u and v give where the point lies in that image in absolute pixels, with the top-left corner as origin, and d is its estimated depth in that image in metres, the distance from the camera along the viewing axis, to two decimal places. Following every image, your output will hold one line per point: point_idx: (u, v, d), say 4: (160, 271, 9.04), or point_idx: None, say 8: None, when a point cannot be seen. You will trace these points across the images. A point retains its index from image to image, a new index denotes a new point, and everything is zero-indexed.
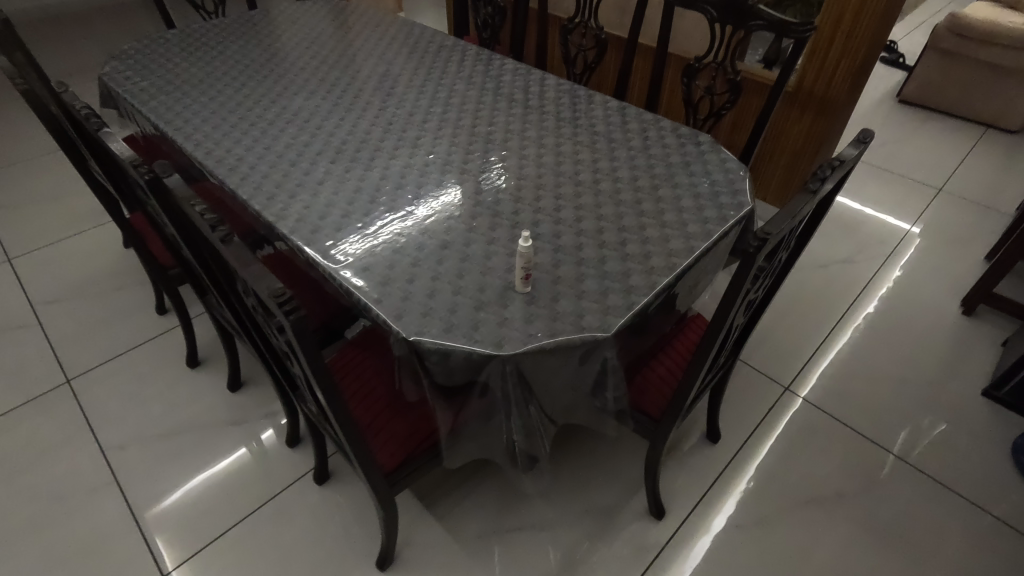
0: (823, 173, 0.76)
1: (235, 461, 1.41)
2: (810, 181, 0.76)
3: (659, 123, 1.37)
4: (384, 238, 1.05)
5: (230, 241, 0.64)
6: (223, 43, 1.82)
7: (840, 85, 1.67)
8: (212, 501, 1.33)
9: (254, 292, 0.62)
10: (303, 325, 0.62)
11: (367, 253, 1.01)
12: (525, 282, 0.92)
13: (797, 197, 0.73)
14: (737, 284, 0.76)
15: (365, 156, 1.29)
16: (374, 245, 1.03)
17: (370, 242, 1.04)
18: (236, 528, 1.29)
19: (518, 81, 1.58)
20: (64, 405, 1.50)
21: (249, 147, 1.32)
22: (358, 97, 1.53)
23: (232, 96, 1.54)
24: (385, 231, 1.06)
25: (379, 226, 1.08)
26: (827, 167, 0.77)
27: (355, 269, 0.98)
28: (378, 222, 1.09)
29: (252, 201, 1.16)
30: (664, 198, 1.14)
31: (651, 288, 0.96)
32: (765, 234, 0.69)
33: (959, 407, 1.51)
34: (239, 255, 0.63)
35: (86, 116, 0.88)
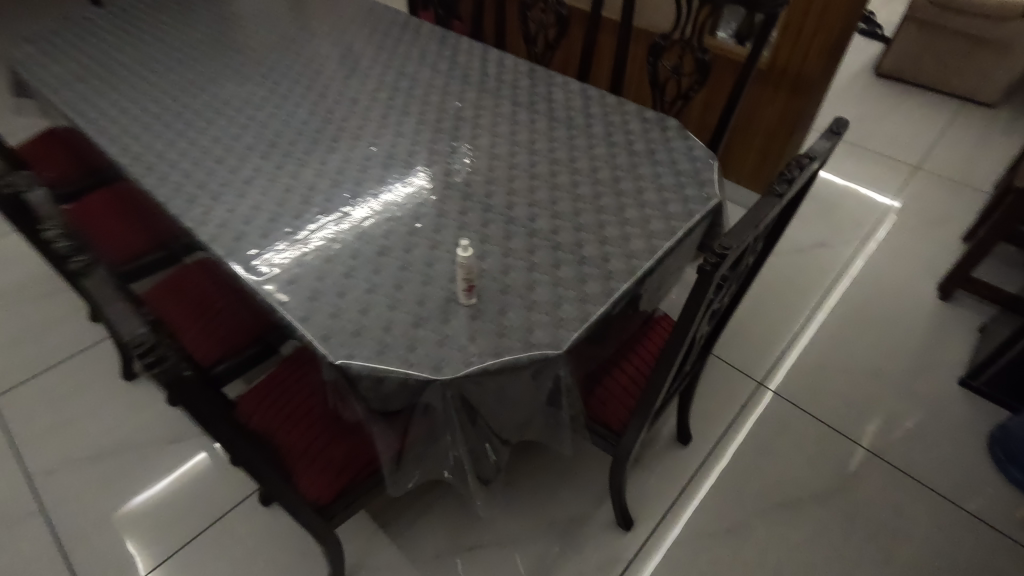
0: (791, 172, 0.67)
1: (198, 466, 1.33)
2: (775, 182, 0.67)
3: (622, 107, 1.27)
4: (315, 246, 0.94)
5: (99, 281, 0.61)
6: (152, 23, 1.66)
7: (816, 61, 1.58)
8: (159, 519, 1.25)
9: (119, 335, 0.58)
10: (174, 376, 0.58)
11: (295, 264, 0.91)
12: (468, 294, 0.83)
13: (761, 202, 0.65)
14: (695, 299, 0.68)
15: (302, 149, 1.17)
16: (303, 255, 0.93)
17: (300, 250, 0.94)
18: (195, 541, 1.22)
19: (473, 61, 1.47)
20: None
21: (173, 142, 1.19)
22: (299, 81, 1.40)
23: (157, 83, 1.39)
24: (318, 237, 0.96)
25: (311, 231, 0.97)
26: (794, 165, 0.68)
27: (281, 282, 0.88)
28: (310, 226, 0.98)
29: (171, 205, 1.05)
30: (625, 192, 1.06)
31: (608, 296, 0.87)
32: (724, 248, 0.60)
33: (936, 398, 1.46)
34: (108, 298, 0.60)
35: None
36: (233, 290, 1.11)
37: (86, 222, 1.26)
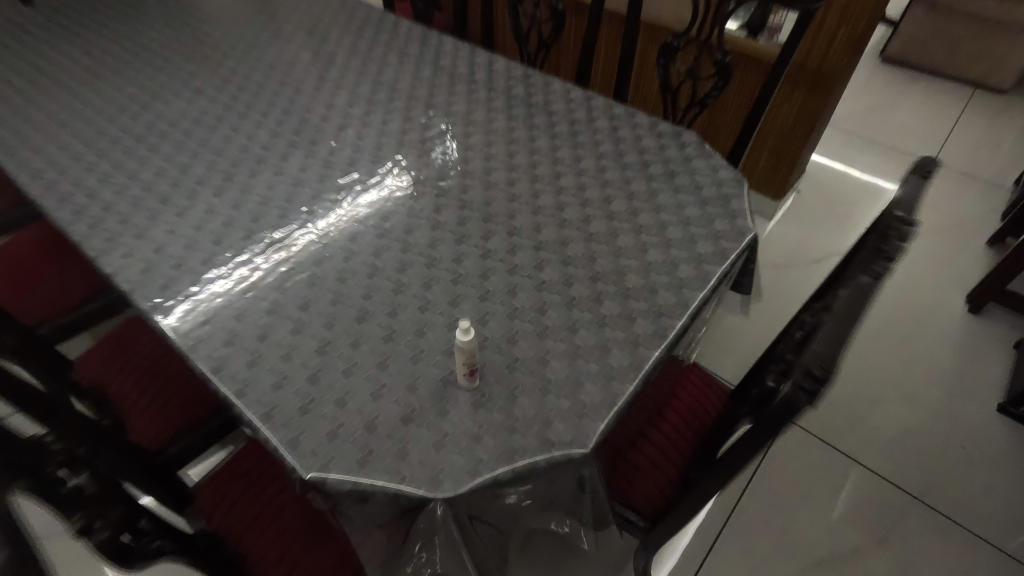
0: (894, 247, 0.52)
1: None
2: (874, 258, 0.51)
3: (633, 118, 1.11)
4: (269, 296, 0.80)
5: None
6: (85, 23, 1.43)
7: (840, 55, 1.42)
8: None
9: None
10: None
11: (239, 319, 0.77)
12: (470, 378, 0.68)
13: (863, 289, 0.49)
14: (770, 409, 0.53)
15: (261, 180, 0.99)
16: (228, 287, 0.81)
17: (231, 280, 0.82)
18: None
19: (459, 63, 1.28)
20: None
21: (106, 174, 0.99)
22: (256, 91, 1.20)
23: (87, 97, 1.18)
24: (253, 263, 0.84)
25: (251, 257, 0.85)
26: (895, 235, 0.53)
27: (216, 341, 0.75)
28: (253, 252, 0.86)
29: (103, 259, 0.86)
30: (645, 229, 0.90)
31: (638, 369, 0.72)
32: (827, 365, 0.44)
33: (975, 428, 1.35)
34: None
35: None
36: (177, 356, 0.96)
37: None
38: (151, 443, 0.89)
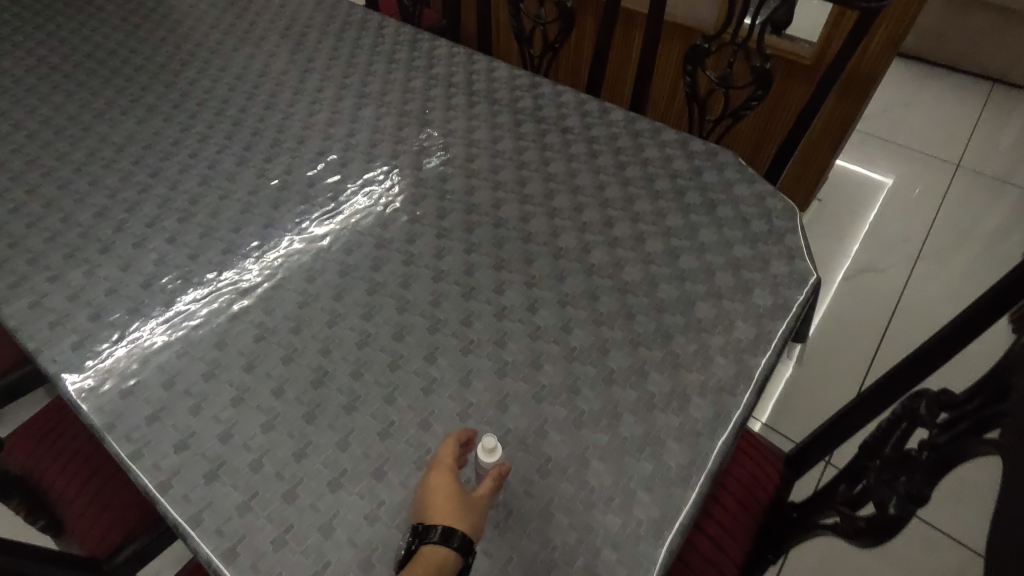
0: None
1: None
2: None
3: (661, 135, 0.95)
4: (235, 377, 0.65)
5: None
6: (21, 23, 1.24)
7: (877, 58, 1.28)
8: None
9: None
10: None
11: (197, 413, 0.62)
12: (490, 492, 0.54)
13: None
14: None
15: (225, 219, 0.82)
16: (169, 356, 0.66)
17: (173, 346, 0.67)
18: None
19: (456, 67, 1.10)
20: None
21: (36, 218, 0.82)
22: (219, 105, 1.02)
23: (19, 117, 1.00)
24: (202, 323, 0.69)
25: (199, 315, 0.70)
26: None
27: (169, 447, 0.59)
28: (204, 310, 0.70)
29: (27, 332, 0.69)
30: (689, 274, 0.75)
31: (699, 470, 0.58)
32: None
33: None
34: None
35: None
36: (104, 453, 0.80)
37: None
38: (95, 549, 0.73)
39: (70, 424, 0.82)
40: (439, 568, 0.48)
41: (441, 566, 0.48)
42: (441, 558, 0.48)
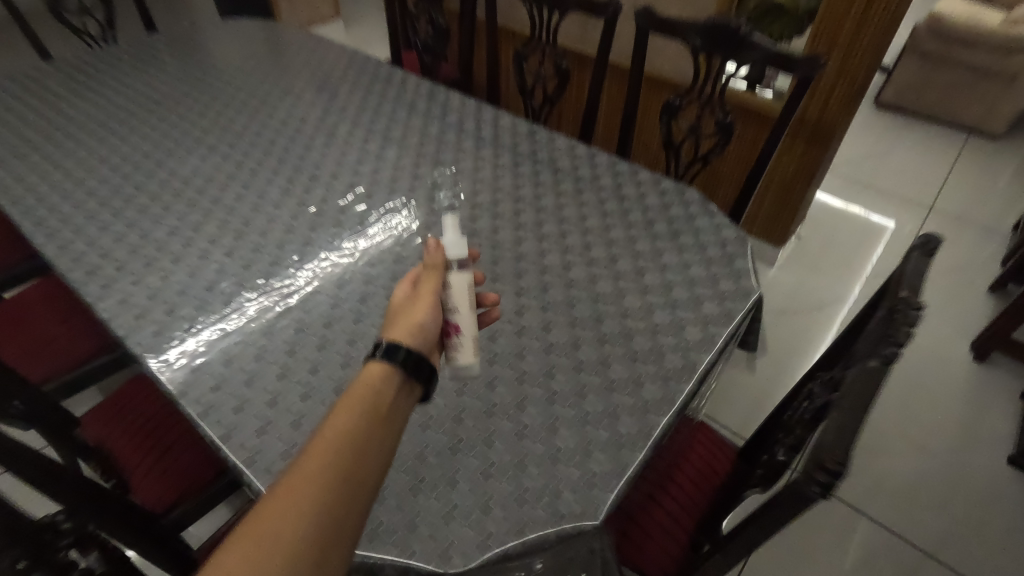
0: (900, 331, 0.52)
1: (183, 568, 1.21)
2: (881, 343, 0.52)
3: (636, 175, 1.13)
4: (281, 358, 0.81)
5: None
6: (105, 80, 1.48)
7: (836, 111, 1.45)
8: None
9: None
10: None
11: (250, 385, 0.78)
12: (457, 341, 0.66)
13: (868, 375, 0.49)
14: None
15: (275, 238, 1.00)
16: (230, 347, 0.83)
17: (234, 339, 0.84)
18: None
19: (467, 117, 1.30)
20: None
21: (122, 234, 1.01)
22: (269, 147, 1.23)
23: (106, 154, 1.20)
24: (257, 322, 0.86)
25: (254, 316, 0.87)
26: (902, 319, 0.52)
27: (228, 409, 0.76)
28: (259, 312, 0.87)
29: (116, 321, 0.86)
30: (650, 288, 0.91)
31: (647, 437, 0.73)
32: (841, 463, 0.43)
33: (980, 480, 1.37)
34: None
35: None
36: (178, 421, 0.95)
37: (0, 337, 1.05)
38: (157, 506, 0.86)
39: (151, 396, 0.98)
40: (380, 380, 0.56)
41: (381, 377, 0.56)
42: (381, 373, 0.56)
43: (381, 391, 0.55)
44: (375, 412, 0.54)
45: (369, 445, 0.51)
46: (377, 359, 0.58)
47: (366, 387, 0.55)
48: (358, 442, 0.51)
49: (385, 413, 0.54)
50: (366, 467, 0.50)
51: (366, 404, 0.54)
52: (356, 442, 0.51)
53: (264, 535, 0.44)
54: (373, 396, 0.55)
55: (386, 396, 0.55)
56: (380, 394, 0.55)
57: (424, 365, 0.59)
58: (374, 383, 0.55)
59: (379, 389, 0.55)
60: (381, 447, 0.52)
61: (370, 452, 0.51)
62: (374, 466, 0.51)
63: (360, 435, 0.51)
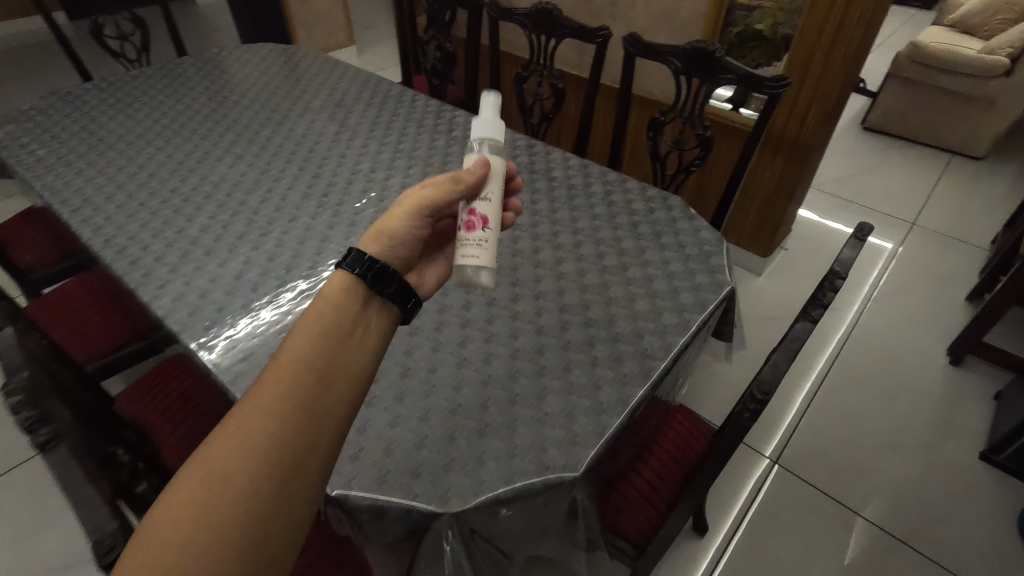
0: None
1: None
2: None
3: (624, 183, 1.23)
4: None
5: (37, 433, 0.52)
6: (142, 97, 1.61)
7: (813, 128, 1.57)
8: None
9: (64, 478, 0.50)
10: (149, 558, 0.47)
11: (273, 357, 0.87)
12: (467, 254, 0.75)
13: None
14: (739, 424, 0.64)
15: (295, 236, 1.11)
16: (258, 324, 0.92)
17: (262, 318, 0.93)
18: None
19: (472, 132, 1.42)
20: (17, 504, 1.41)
21: (159, 231, 1.12)
22: (291, 158, 1.35)
23: (143, 163, 1.33)
24: (281, 305, 0.96)
25: (278, 300, 0.97)
26: None
27: (254, 377, 0.85)
28: (283, 297, 0.97)
29: (155, 304, 0.97)
30: (633, 280, 1.01)
31: (624, 404, 0.82)
32: (766, 392, 0.60)
33: (956, 474, 1.45)
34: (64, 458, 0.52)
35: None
36: (207, 396, 1.05)
37: (49, 322, 1.16)
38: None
39: (185, 373, 1.08)
40: (343, 289, 0.63)
41: (344, 287, 0.64)
42: (344, 284, 0.64)
43: (347, 300, 0.63)
44: (345, 319, 0.62)
45: (342, 342, 0.60)
46: (343, 270, 0.66)
47: (333, 298, 0.63)
48: (331, 341, 0.59)
49: (355, 320, 0.62)
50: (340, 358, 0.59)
51: (335, 312, 0.62)
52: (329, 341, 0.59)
53: (256, 408, 0.53)
54: (341, 305, 0.63)
55: (353, 305, 0.63)
56: (347, 303, 0.63)
57: (392, 278, 0.66)
58: (340, 295, 0.63)
59: (346, 299, 0.63)
60: (354, 347, 0.60)
61: (344, 348, 0.59)
62: (350, 360, 0.59)
63: (333, 335, 0.60)
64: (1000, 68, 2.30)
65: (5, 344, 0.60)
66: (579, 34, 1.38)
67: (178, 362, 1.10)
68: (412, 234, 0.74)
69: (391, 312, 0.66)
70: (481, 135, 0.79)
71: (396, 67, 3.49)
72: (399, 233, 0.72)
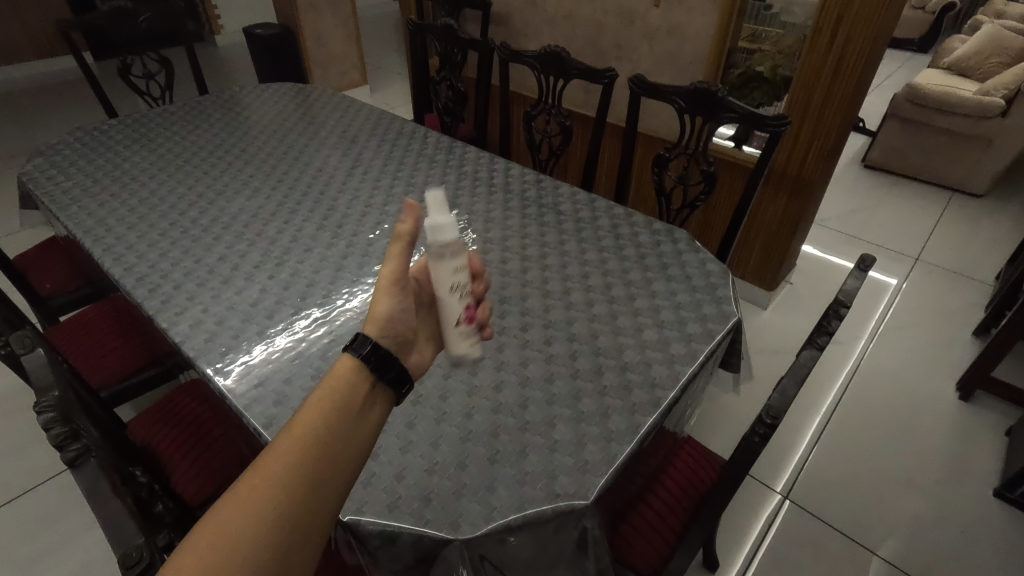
0: None
1: None
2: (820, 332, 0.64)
3: (631, 217, 1.27)
4: (313, 360, 0.93)
5: (65, 447, 0.55)
6: (163, 133, 1.68)
7: (814, 166, 1.61)
8: None
9: (85, 492, 0.52)
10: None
11: (288, 382, 0.89)
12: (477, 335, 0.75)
13: None
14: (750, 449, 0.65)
15: (311, 265, 1.13)
16: (273, 350, 0.94)
17: (276, 345, 0.95)
18: None
19: (482, 167, 1.47)
20: (21, 521, 1.38)
21: (178, 260, 1.15)
22: (308, 190, 1.39)
23: (164, 195, 1.37)
24: (295, 332, 0.98)
25: (294, 327, 0.99)
26: None
27: (268, 401, 0.86)
28: (297, 324, 0.99)
29: (172, 330, 0.99)
30: (641, 311, 1.03)
31: (634, 433, 0.82)
32: (774, 417, 0.62)
33: (971, 512, 1.42)
34: (89, 476, 0.54)
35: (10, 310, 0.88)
36: (222, 422, 1.06)
37: (66, 347, 1.18)
38: (193, 497, 0.95)
39: (200, 400, 1.09)
40: (350, 376, 0.54)
41: (351, 373, 0.54)
42: (350, 369, 0.54)
43: (352, 386, 0.54)
44: (349, 408, 0.53)
45: (343, 434, 0.51)
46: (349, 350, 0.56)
47: (337, 383, 0.53)
48: (332, 435, 0.50)
49: (359, 408, 0.53)
50: (340, 456, 0.50)
51: (339, 397, 0.52)
52: (334, 430, 0.51)
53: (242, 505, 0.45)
54: (346, 391, 0.53)
55: (359, 393, 0.54)
56: (352, 390, 0.53)
57: (395, 364, 0.56)
58: (346, 378, 0.54)
59: (351, 384, 0.54)
60: (353, 443, 0.51)
61: (346, 442, 0.51)
62: (347, 458, 0.51)
63: (337, 424, 0.51)
64: (996, 108, 2.36)
65: (39, 371, 0.64)
66: (586, 75, 1.44)
67: (194, 388, 1.12)
68: (405, 309, 0.66)
69: (387, 398, 0.56)
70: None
71: (407, 105, 3.60)
72: (392, 313, 0.64)
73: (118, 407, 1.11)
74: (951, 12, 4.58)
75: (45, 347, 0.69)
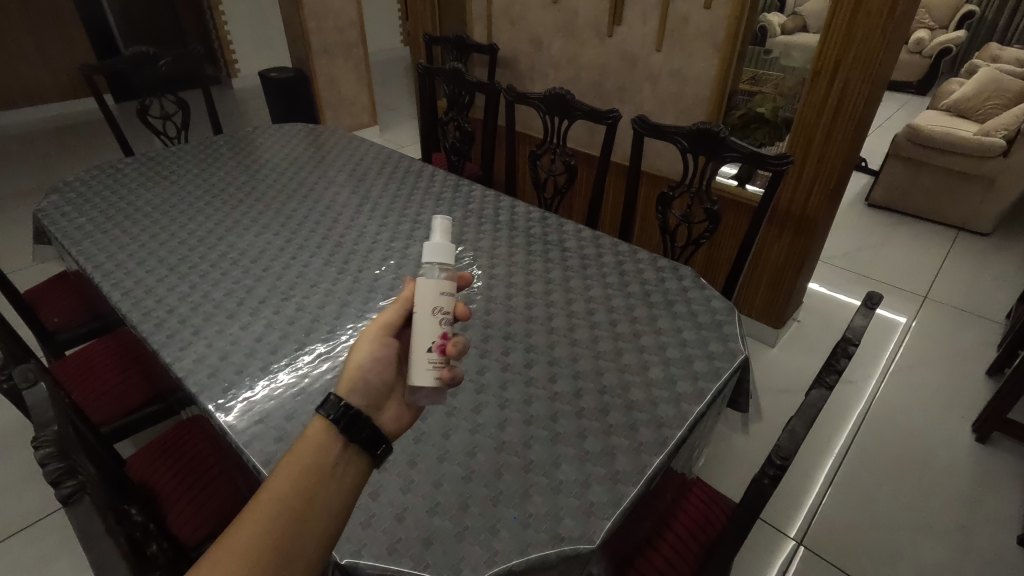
0: None
1: None
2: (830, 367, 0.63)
3: (635, 254, 1.27)
4: (316, 396, 0.92)
5: (62, 483, 0.54)
6: (177, 171, 1.71)
7: (818, 206, 1.62)
8: None
9: (78, 530, 0.51)
10: None
11: (290, 420, 0.88)
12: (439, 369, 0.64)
13: None
14: (760, 491, 0.64)
15: (316, 301, 1.14)
16: (276, 386, 0.94)
17: (278, 381, 0.95)
18: None
19: (488, 205, 1.49)
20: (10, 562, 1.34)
21: (186, 294, 1.16)
22: (315, 228, 1.40)
23: (174, 231, 1.39)
24: (298, 368, 0.97)
25: (297, 362, 0.98)
26: None
27: (269, 438, 0.85)
28: (301, 360, 0.99)
29: (176, 365, 0.99)
30: (646, 348, 1.02)
31: (641, 473, 0.81)
32: (785, 458, 0.60)
33: (994, 559, 1.37)
34: (86, 512, 0.53)
35: (13, 344, 0.87)
36: (223, 460, 1.04)
37: (70, 382, 1.18)
38: (189, 538, 0.93)
39: (202, 437, 1.08)
40: (322, 439, 0.54)
41: (320, 436, 0.54)
42: (323, 432, 0.54)
43: (325, 450, 0.53)
44: (321, 472, 0.52)
45: (315, 497, 0.51)
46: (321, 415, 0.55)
47: (306, 448, 0.53)
48: (299, 502, 0.50)
49: (330, 471, 0.53)
50: (310, 521, 0.50)
51: (309, 464, 0.52)
52: (304, 498, 0.50)
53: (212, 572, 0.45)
54: (315, 457, 0.53)
55: (332, 455, 0.53)
56: (322, 455, 0.53)
57: (364, 421, 0.56)
58: (318, 441, 0.53)
59: (322, 448, 0.53)
60: (324, 506, 0.51)
61: (318, 506, 0.50)
62: (318, 519, 0.50)
63: (306, 492, 0.51)
64: (997, 149, 2.38)
65: (39, 406, 0.64)
66: (590, 116, 1.47)
67: (196, 425, 1.11)
68: (378, 360, 0.65)
69: (362, 462, 0.55)
70: (431, 260, 0.68)
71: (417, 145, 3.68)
72: (368, 362, 0.64)
73: (116, 445, 1.09)
74: (947, 57, 4.70)
75: (47, 382, 0.69)
